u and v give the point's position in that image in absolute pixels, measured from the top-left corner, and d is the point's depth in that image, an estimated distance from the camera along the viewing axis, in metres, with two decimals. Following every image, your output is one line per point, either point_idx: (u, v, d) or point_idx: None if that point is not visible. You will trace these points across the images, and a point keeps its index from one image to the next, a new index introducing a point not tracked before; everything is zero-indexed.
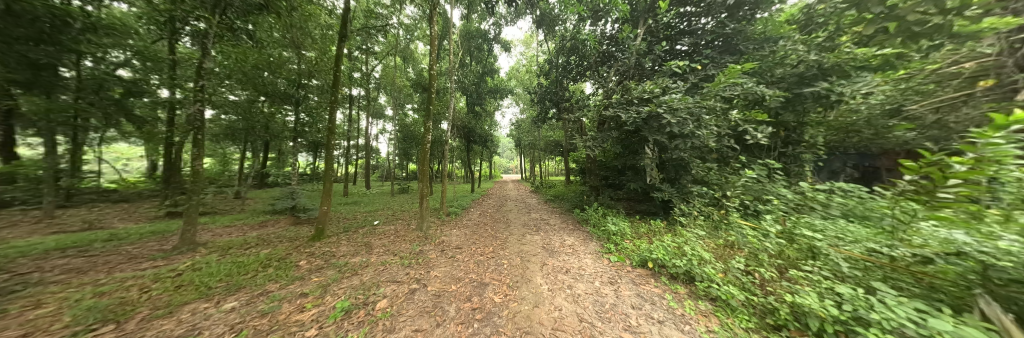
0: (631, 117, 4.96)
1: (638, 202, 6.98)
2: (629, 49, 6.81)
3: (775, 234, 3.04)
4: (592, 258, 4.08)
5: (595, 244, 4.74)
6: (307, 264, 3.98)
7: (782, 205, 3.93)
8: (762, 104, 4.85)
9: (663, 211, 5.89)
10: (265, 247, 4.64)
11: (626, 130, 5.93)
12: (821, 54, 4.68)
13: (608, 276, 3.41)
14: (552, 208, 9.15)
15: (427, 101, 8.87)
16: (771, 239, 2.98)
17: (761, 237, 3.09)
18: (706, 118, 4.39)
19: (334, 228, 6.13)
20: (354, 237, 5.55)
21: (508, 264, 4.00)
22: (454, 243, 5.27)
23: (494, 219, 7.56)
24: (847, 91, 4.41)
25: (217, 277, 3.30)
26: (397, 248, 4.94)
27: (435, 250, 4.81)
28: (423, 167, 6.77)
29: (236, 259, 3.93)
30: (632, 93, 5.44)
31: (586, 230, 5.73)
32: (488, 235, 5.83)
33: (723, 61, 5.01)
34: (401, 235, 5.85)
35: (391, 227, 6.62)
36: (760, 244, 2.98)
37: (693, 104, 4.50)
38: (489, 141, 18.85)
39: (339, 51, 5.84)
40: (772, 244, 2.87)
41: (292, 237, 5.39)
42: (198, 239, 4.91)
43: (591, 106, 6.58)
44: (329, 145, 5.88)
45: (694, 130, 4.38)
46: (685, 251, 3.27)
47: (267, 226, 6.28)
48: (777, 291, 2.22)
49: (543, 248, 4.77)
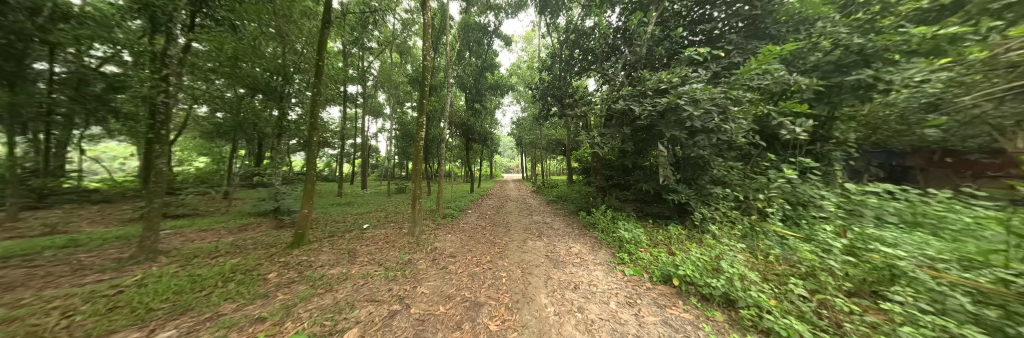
0: (645, 110, 4.43)
1: (648, 204, 6.47)
2: (641, 37, 6.28)
3: (837, 249, 2.44)
4: (603, 271, 3.56)
5: (605, 253, 4.21)
6: (276, 278, 3.47)
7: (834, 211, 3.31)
8: (796, 95, 4.28)
9: (677, 214, 5.39)
10: (234, 256, 4.12)
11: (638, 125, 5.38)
12: (865, 37, 4.08)
13: (626, 294, 2.86)
14: (555, 210, 8.66)
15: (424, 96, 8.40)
16: (834, 257, 2.38)
17: (819, 253, 2.49)
18: (734, 109, 3.82)
19: (318, 232, 5.64)
20: (338, 243, 5.04)
21: (507, 278, 3.48)
22: (448, 250, 4.75)
23: (493, 223, 7.03)
24: (897, 78, 3.83)
25: (163, 296, 2.79)
26: (383, 257, 4.41)
27: (425, 259, 4.28)
28: (417, 166, 6.24)
29: (194, 272, 3.42)
30: (645, 83, 4.89)
31: (593, 236, 5.22)
32: (486, 241, 5.31)
33: (751, 47, 4.45)
34: (391, 241, 5.34)
35: (381, 231, 6.12)
36: (820, 262, 2.38)
37: (719, 94, 3.94)
38: (490, 140, 18.34)
39: (323, 39, 5.33)
40: (837, 263, 2.28)
41: (269, 243, 4.90)
42: (162, 246, 4.41)
43: (598, 100, 6.03)
44: (313, 142, 5.38)
45: (720, 123, 3.82)
46: (720, 267, 2.66)
47: (245, 230, 5.76)
48: (861, 329, 1.62)
49: (546, 257, 4.25)
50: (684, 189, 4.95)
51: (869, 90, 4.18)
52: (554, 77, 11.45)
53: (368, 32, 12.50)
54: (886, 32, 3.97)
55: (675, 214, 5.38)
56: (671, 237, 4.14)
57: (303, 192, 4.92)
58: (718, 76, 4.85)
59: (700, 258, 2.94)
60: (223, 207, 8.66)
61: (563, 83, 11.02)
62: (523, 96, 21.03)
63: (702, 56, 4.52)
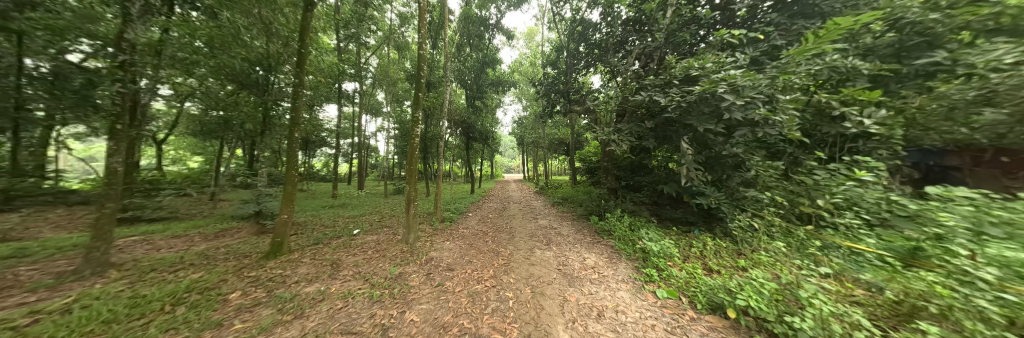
0: (672, 101, 3.85)
1: (666, 208, 5.90)
2: (660, 24, 5.71)
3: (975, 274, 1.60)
4: (630, 291, 2.98)
5: (628, 267, 3.63)
6: (238, 299, 2.86)
7: (923, 222, 2.67)
8: (850, 83, 3.67)
9: (703, 220, 4.83)
10: (197, 270, 3.54)
11: (660, 120, 4.77)
12: (936, 12, 3.45)
13: (665, 327, 2.23)
14: (561, 213, 8.12)
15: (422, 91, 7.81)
16: (970, 285, 1.54)
17: (947, 282, 1.69)
18: (783, 97, 3.22)
19: (302, 240, 5.08)
20: (323, 253, 4.45)
21: (515, 300, 2.89)
22: (445, 262, 4.16)
23: (496, 228, 6.44)
24: (979, 59, 3.18)
25: (83, 327, 2.19)
26: (371, 270, 3.82)
27: (419, 274, 3.69)
28: (413, 166, 5.64)
29: (140, 292, 2.83)
30: (670, 71, 4.32)
31: (609, 245, 4.63)
32: (489, 250, 4.73)
33: (795, 27, 3.85)
34: (382, 250, 4.77)
35: (373, 237, 5.56)
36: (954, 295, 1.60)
37: (765, 80, 3.34)
38: (491, 138, 17.80)
39: (307, 23, 4.77)
40: (984, 300, 1.42)
41: (243, 252, 4.32)
42: (118, 257, 3.84)
43: (614, 92, 5.47)
44: (296, 137, 4.79)
45: (768, 113, 3.21)
46: (792, 295, 2.00)
47: (222, 238, 5.18)
48: None
49: (558, 271, 3.66)
50: (715, 193, 4.37)
51: (937, 76, 3.59)
52: (559, 73, 10.90)
53: (365, 26, 12.01)
54: (962, 5, 3.34)
55: (700, 220, 4.82)
56: (707, 251, 3.55)
57: (283, 194, 4.35)
58: (755, 62, 4.25)
59: (759, 279, 2.34)
60: (207, 209, 8.14)
61: (569, 78, 10.44)
62: (524, 94, 20.53)
63: (739, 37, 3.94)
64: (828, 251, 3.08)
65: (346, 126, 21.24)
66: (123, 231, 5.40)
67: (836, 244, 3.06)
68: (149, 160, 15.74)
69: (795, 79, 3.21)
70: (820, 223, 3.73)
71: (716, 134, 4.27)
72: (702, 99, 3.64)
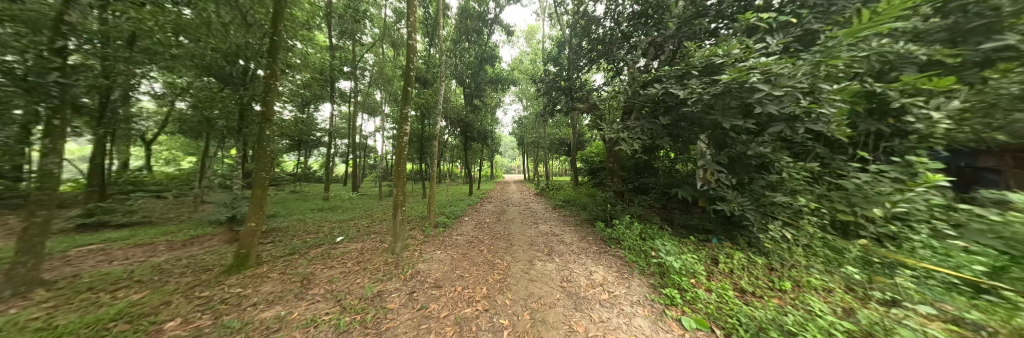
0: (693, 92, 3.34)
1: (679, 214, 5.39)
2: (672, 12, 5.23)
3: None
4: (650, 318, 2.46)
5: (642, 285, 3.13)
6: (173, 329, 2.33)
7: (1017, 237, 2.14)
8: (900, 72, 3.16)
9: (722, 228, 4.33)
10: (141, 290, 3.03)
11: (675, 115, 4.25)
12: None
13: None
14: (562, 218, 7.63)
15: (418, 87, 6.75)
16: None
17: None
18: (830, 85, 2.70)
19: (276, 250, 4.58)
20: (295, 266, 3.93)
21: (510, 330, 2.36)
22: (432, 278, 3.64)
23: (492, 235, 5.93)
24: None
25: None
26: (346, 287, 3.29)
27: (400, 293, 3.17)
28: (401, 167, 5.06)
29: (52, 322, 2.31)
30: (688, 60, 3.81)
31: (618, 257, 4.12)
32: (483, 262, 4.22)
33: (834, 8, 3.34)
34: (364, 261, 4.25)
35: (356, 246, 5.05)
36: None
37: (808, 66, 2.81)
38: (490, 138, 17.35)
39: (282, 8, 4.29)
40: None
41: (204, 266, 3.81)
42: (54, 273, 3.33)
43: (622, 87, 4.97)
44: (268, 135, 4.25)
45: (811, 105, 2.69)
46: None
47: (188, 247, 4.68)
48: None
49: (563, 290, 3.13)
50: (739, 198, 3.85)
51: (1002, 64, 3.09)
52: (560, 69, 10.47)
53: (358, 21, 11.59)
54: None
55: (719, 228, 4.31)
56: (736, 269, 3.05)
57: (250, 200, 3.87)
58: (784, 50, 3.74)
59: (820, 314, 1.82)
60: (186, 213, 7.65)
61: (571, 74, 9.96)
62: (524, 93, 20.10)
63: (769, 20, 3.41)
64: (887, 270, 2.56)
65: (343, 125, 20.84)
66: (81, 239, 4.90)
67: (896, 262, 2.55)
68: (138, 160, 15.30)
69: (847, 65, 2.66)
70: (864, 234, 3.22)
71: (740, 131, 3.75)
72: (730, 89, 3.12)
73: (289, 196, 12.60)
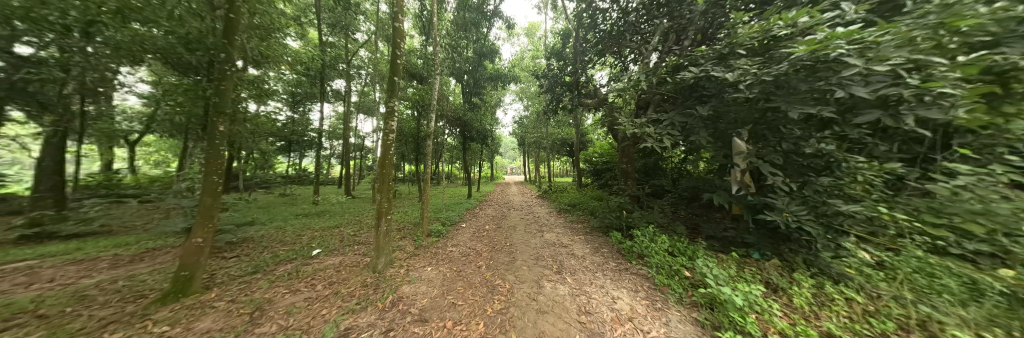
0: (746, 73, 2.62)
1: (706, 222, 4.75)
2: None
3: None
4: None
5: (683, 321, 2.40)
6: None
7: None
8: None
9: (766, 242, 3.63)
10: (30, 329, 2.30)
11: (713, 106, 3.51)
12: None
13: None
14: (569, 224, 6.95)
15: (395, 56, 4.60)
16: None
17: None
18: (962, 52, 1.93)
19: (236, 268, 3.86)
20: (251, 290, 3.20)
21: None
22: (418, 307, 2.90)
23: (492, 247, 5.21)
24: None
25: None
26: (305, 322, 2.57)
27: (373, 331, 2.42)
28: (385, 169, 4.33)
29: None
30: (735, 36, 3.07)
31: (644, 278, 3.39)
32: (481, 284, 3.48)
33: None
34: (336, 282, 3.51)
35: (333, 261, 4.33)
36: None
37: (924, 28, 2.05)
38: (490, 138, 16.74)
39: None
40: None
41: (137, 292, 3.09)
42: None
43: (643, 76, 4.29)
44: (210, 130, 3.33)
45: (931, 81, 1.94)
46: None
47: (135, 264, 3.98)
48: None
49: (585, 329, 2.38)
50: (795, 207, 3.14)
51: None
52: (564, 64, 9.81)
53: (350, 14, 11.00)
54: None
55: (761, 240, 3.65)
56: (809, 302, 2.36)
57: (197, 209, 3.16)
58: (855, 23, 2.99)
59: None
60: (157, 219, 7.00)
61: (575, 68, 9.29)
62: (525, 92, 19.48)
63: None
64: None
65: (339, 126, 20.31)
66: (13, 253, 4.22)
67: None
68: (124, 162, 14.71)
69: (980, 33, 1.92)
70: (972, 255, 2.48)
71: (797, 124, 3.04)
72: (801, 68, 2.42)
73: (277, 200, 11.94)
